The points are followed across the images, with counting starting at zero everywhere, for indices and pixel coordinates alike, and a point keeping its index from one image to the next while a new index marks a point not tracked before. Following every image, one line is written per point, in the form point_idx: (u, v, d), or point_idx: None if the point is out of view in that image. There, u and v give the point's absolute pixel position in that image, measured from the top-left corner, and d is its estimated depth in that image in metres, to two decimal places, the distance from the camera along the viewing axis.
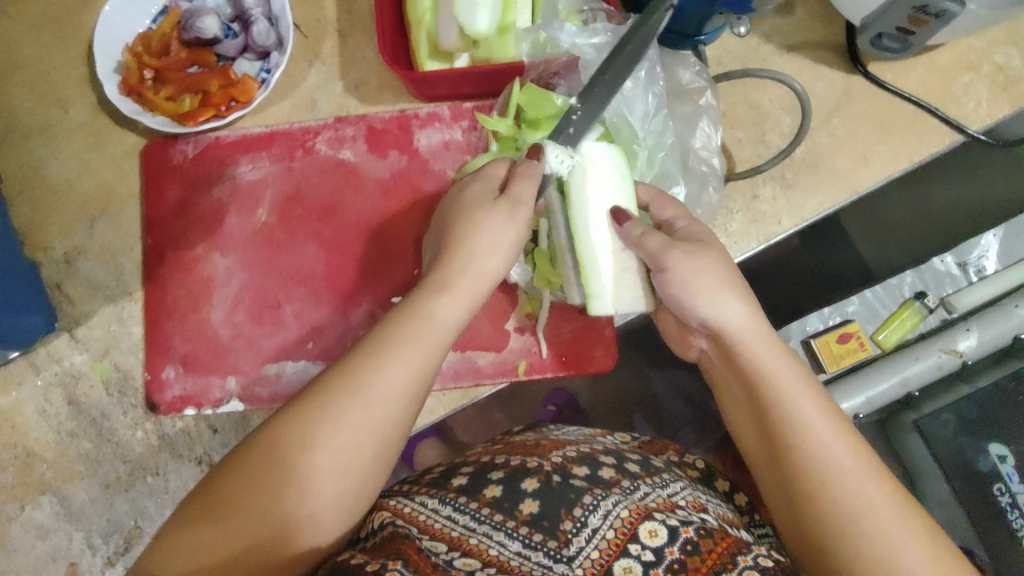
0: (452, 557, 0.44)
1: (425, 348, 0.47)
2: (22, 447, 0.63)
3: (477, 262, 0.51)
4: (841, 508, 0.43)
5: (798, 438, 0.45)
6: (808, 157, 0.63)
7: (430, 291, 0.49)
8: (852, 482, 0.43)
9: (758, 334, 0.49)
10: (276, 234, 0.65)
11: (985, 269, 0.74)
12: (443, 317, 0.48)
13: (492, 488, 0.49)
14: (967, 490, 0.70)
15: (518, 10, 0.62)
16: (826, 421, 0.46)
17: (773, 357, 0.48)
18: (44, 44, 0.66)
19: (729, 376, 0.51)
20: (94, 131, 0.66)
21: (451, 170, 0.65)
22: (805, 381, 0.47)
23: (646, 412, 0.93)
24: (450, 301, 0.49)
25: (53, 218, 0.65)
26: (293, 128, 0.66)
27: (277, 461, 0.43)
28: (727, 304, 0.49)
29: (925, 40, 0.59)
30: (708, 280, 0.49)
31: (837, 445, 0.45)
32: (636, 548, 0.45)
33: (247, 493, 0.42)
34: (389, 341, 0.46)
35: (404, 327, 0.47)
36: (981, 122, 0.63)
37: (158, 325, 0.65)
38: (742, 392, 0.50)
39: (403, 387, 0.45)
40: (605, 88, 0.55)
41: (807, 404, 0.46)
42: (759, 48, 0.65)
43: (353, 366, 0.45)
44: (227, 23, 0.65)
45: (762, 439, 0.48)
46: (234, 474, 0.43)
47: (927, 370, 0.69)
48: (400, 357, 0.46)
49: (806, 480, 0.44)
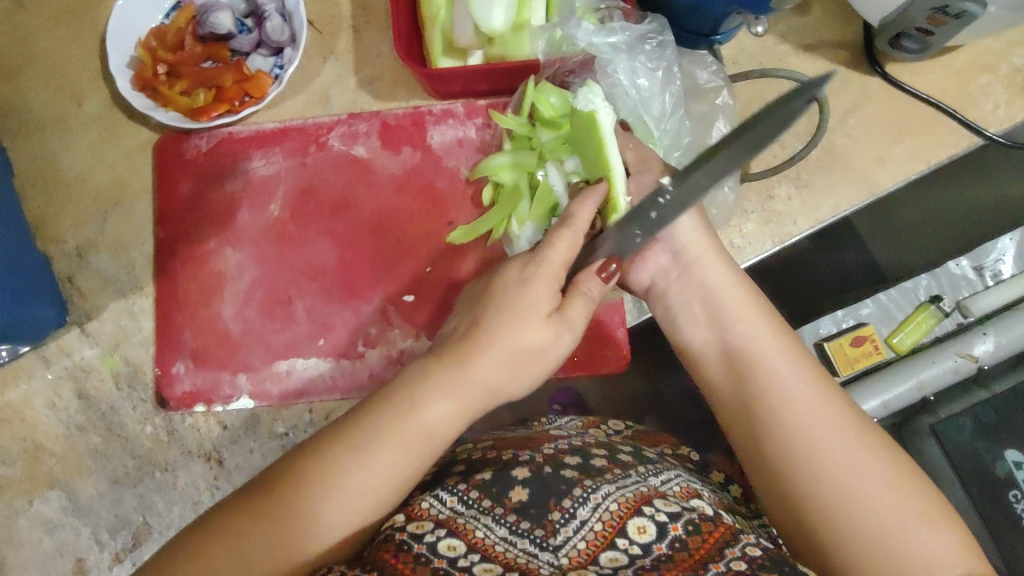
0: (437, 539, 0.45)
1: (432, 426, 0.45)
2: (31, 441, 0.63)
3: (507, 336, 0.47)
4: (826, 490, 0.44)
5: (780, 423, 0.46)
6: (824, 157, 0.63)
7: (444, 366, 0.46)
8: (846, 467, 0.44)
9: (764, 338, 0.50)
10: (288, 229, 0.65)
11: (1001, 272, 0.75)
12: (443, 428, 0.45)
13: (483, 473, 0.50)
14: (984, 496, 0.69)
15: (533, 8, 0.60)
16: (824, 415, 0.46)
17: (758, 330, 0.50)
18: (60, 37, 0.66)
19: (714, 358, 0.52)
20: (108, 125, 0.66)
21: (465, 168, 0.65)
22: (799, 375, 0.48)
23: (658, 414, 0.88)
24: (451, 409, 0.45)
25: (65, 211, 0.65)
26: (307, 123, 0.66)
27: (257, 542, 0.42)
28: (733, 304, 0.52)
29: (945, 41, 0.58)
30: (717, 276, 0.53)
31: (823, 428, 0.45)
32: (623, 543, 0.45)
33: (229, 569, 0.41)
34: (377, 439, 0.44)
35: (400, 420, 0.44)
36: (1000, 124, 0.62)
37: (169, 319, 0.64)
38: (726, 376, 0.50)
39: (406, 461, 0.44)
40: (705, 176, 0.47)
41: (793, 383, 0.47)
42: (776, 47, 0.64)
43: (361, 431, 0.44)
44: (241, 19, 0.65)
45: (742, 426, 0.49)
46: (212, 542, 0.42)
47: (943, 373, 0.69)
48: (402, 436, 0.44)
49: (792, 462, 0.45)
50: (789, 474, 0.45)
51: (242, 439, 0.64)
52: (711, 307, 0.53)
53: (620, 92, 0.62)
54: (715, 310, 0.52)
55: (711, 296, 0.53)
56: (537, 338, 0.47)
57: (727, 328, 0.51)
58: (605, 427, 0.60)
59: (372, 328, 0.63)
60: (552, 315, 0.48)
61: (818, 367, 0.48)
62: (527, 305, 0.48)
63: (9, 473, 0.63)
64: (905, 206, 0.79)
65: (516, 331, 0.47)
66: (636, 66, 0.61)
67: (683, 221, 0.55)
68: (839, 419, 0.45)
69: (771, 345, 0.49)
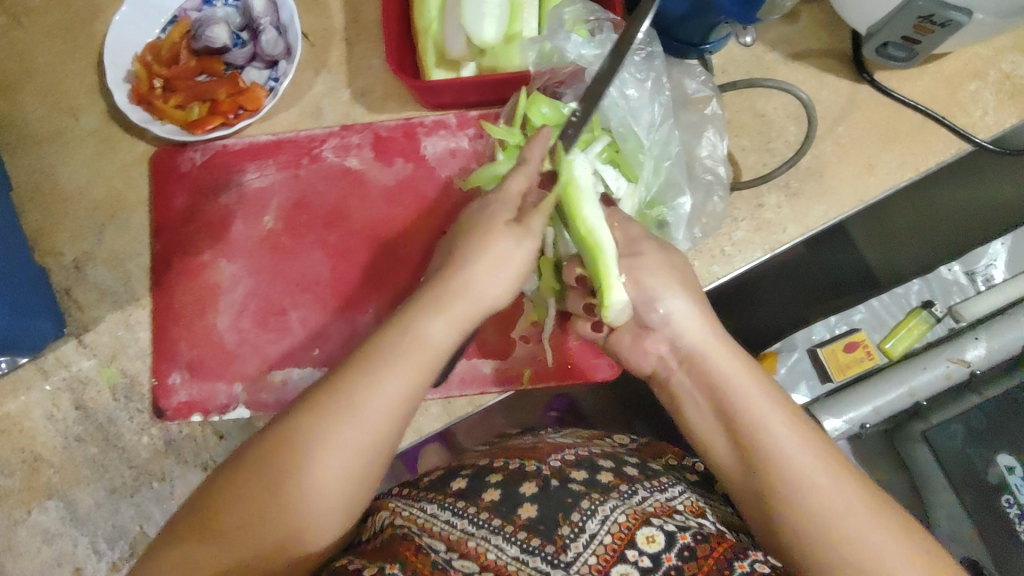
0: (451, 557, 0.46)
1: (423, 336, 0.46)
2: (30, 452, 0.64)
3: (500, 246, 0.48)
4: (854, 569, 0.43)
5: (795, 501, 0.45)
6: (813, 165, 0.63)
7: (430, 291, 0.48)
8: (867, 550, 0.43)
9: (778, 418, 0.48)
10: (281, 241, 0.66)
11: (993, 277, 0.79)
12: (441, 340, 0.46)
13: (490, 492, 0.49)
14: (976, 502, 0.69)
15: (524, 20, 0.62)
16: (843, 497, 0.44)
17: (770, 411, 0.48)
18: (58, 52, 0.67)
19: (723, 444, 0.50)
20: (105, 138, 0.67)
21: (457, 178, 0.65)
22: (820, 461, 0.46)
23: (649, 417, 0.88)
24: (444, 321, 0.46)
25: (63, 224, 0.66)
26: (300, 136, 0.66)
27: (258, 496, 0.42)
28: (742, 383, 0.50)
29: (931, 49, 0.58)
30: (726, 363, 0.51)
31: (844, 517, 0.44)
32: (633, 554, 0.45)
33: (257, 493, 0.42)
34: (376, 361, 0.44)
35: (391, 342, 0.45)
36: (988, 130, 0.63)
37: (165, 330, 0.65)
38: (736, 463, 0.49)
39: (402, 375, 0.44)
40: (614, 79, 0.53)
41: (793, 444, 0.47)
42: (764, 56, 0.65)
43: (360, 355, 0.45)
44: (236, 32, 0.67)
45: (755, 500, 0.47)
46: (240, 475, 0.42)
47: (935, 379, 0.70)
48: (397, 355, 0.45)
49: (811, 539, 0.44)
50: (811, 552, 0.44)
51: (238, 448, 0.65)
52: (700, 373, 0.52)
53: (609, 102, 0.61)
54: (725, 412, 0.50)
55: (711, 380, 0.51)
56: (506, 242, 0.48)
57: (724, 400, 0.50)
58: (610, 439, 0.60)
59: (368, 336, 0.64)
60: (512, 223, 0.49)
61: (830, 452, 0.47)
62: (490, 220, 0.49)
63: (8, 483, 0.64)
64: (895, 220, 0.76)
65: (501, 238, 0.48)
66: (625, 77, 0.61)
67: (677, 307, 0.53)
68: (857, 501, 0.44)
69: (769, 409, 0.48)
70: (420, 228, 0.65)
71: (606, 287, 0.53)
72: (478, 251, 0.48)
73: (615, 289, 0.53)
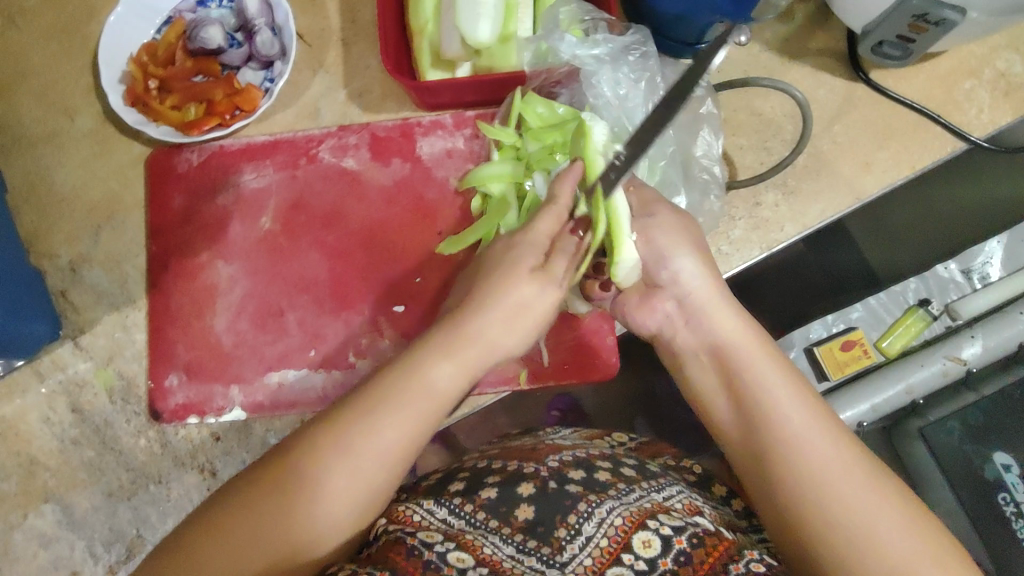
0: (447, 550, 0.45)
1: (431, 388, 0.45)
2: (26, 455, 0.64)
3: (518, 292, 0.48)
4: (844, 529, 0.43)
5: (789, 458, 0.46)
6: (810, 164, 0.63)
7: (444, 337, 0.47)
8: (860, 510, 0.43)
9: (782, 381, 0.48)
10: (279, 241, 0.66)
11: (989, 275, 0.77)
12: (447, 389, 0.46)
13: (487, 490, 0.49)
14: (973, 498, 0.69)
15: (520, 20, 0.63)
16: (838, 458, 0.45)
17: (773, 377, 0.48)
18: (52, 53, 0.67)
19: (723, 404, 0.51)
20: (100, 140, 0.67)
21: (454, 177, 0.65)
22: (818, 423, 0.46)
23: (648, 416, 0.88)
24: (452, 370, 0.46)
25: (59, 226, 0.66)
26: (297, 136, 0.66)
27: (257, 530, 0.42)
28: (746, 346, 0.50)
29: (926, 48, 0.59)
30: (731, 322, 0.52)
31: (835, 477, 0.44)
32: (629, 557, 0.46)
33: (249, 532, 0.42)
34: (381, 407, 0.44)
35: (398, 387, 0.45)
36: (983, 128, 0.63)
37: (161, 332, 0.65)
38: (735, 420, 0.50)
39: (407, 431, 0.44)
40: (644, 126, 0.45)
41: (793, 411, 0.47)
42: (760, 55, 0.65)
43: (366, 399, 0.45)
44: (232, 33, 0.66)
45: (750, 459, 0.48)
46: (232, 511, 0.42)
47: (932, 376, 0.70)
48: (403, 408, 0.44)
49: (801, 497, 0.45)
50: (802, 512, 0.44)
51: (236, 450, 0.65)
52: (718, 357, 0.51)
53: (604, 104, 0.62)
54: (727, 370, 0.50)
55: (717, 342, 0.51)
56: (527, 292, 0.48)
57: (730, 360, 0.50)
58: (608, 439, 0.60)
59: (364, 339, 0.64)
60: (536, 271, 0.49)
61: (830, 416, 0.47)
62: (513, 262, 0.48)
63: (4, 487, 0.64)
64: (891, 214, 0.78)
65: (521, 285, 0.48)
66: (619, 77, 0.61)
67: (687, 266, 0.54)
68: (852, 465, 0.44)
69: (781, 399, 0.48)
70: (417, 234, 0.65)
71: (618, 240, 0.51)
72: (494, 292, 0.47)
73: (626, 247, 0.51)
